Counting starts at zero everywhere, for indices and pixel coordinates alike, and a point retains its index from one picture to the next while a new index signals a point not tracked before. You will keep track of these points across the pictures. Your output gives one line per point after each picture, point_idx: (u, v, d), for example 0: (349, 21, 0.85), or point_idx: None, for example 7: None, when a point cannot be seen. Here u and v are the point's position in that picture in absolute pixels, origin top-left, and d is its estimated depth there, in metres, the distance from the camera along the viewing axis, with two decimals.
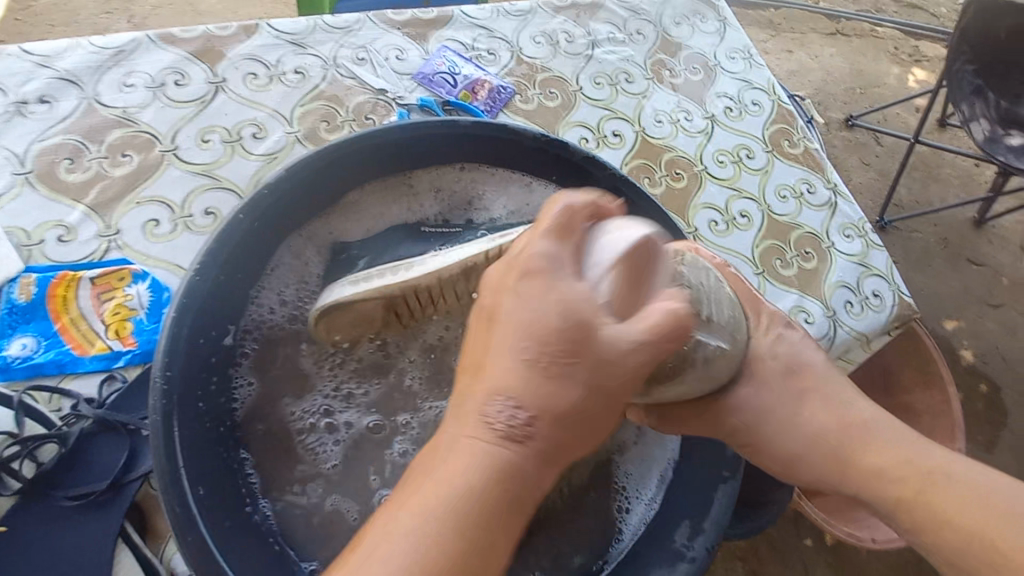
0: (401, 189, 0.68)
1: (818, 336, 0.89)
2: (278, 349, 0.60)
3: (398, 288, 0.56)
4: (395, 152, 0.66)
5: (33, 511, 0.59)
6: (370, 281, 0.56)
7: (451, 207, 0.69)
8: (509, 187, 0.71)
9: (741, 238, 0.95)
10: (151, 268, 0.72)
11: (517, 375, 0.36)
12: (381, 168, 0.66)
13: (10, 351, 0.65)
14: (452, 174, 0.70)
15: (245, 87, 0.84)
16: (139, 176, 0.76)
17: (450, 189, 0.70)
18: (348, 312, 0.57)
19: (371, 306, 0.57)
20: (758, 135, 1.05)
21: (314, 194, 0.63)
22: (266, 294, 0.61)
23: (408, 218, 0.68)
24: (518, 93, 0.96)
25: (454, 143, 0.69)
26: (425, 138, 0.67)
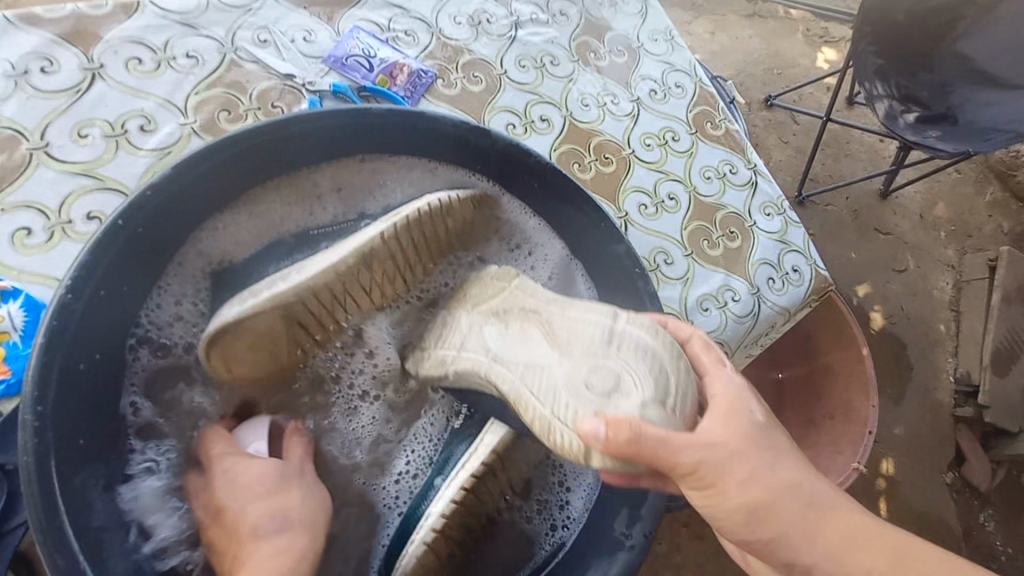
0: (304, 188, 0.64)
1: (743, 313, 0.92)
2: (177, 382, 0.57)
3: (295, 294, 0.52)
4: (295, 143, 0.60)
5: None
6: (261, 292, 0.52)
7: (353, 205, 0.66)
8: (410, 172, 0.68)
9: (670, 221, 0.96)
10: (24, 284, 0.63)
11: (294, 501, 0.54)
12: (280, 165, 0.61)
13: None
14: (351, 167, 0.66)
15: (129, 73, 0.75)
16: (3, 179, 0.66)
17: (349, 181, 0.66)
18: (241, 335, 0.53)
19: (265, 323, 0.53)
20: (682, 117, 1.07)
21: (204, 197, 0.57)
22: (153, 328, 0.56)
23: (305, 219, 0.64)
24: (440, 77, 0.92)
25: (364, 125, 0.63)
26: (335, 129, 0.61)
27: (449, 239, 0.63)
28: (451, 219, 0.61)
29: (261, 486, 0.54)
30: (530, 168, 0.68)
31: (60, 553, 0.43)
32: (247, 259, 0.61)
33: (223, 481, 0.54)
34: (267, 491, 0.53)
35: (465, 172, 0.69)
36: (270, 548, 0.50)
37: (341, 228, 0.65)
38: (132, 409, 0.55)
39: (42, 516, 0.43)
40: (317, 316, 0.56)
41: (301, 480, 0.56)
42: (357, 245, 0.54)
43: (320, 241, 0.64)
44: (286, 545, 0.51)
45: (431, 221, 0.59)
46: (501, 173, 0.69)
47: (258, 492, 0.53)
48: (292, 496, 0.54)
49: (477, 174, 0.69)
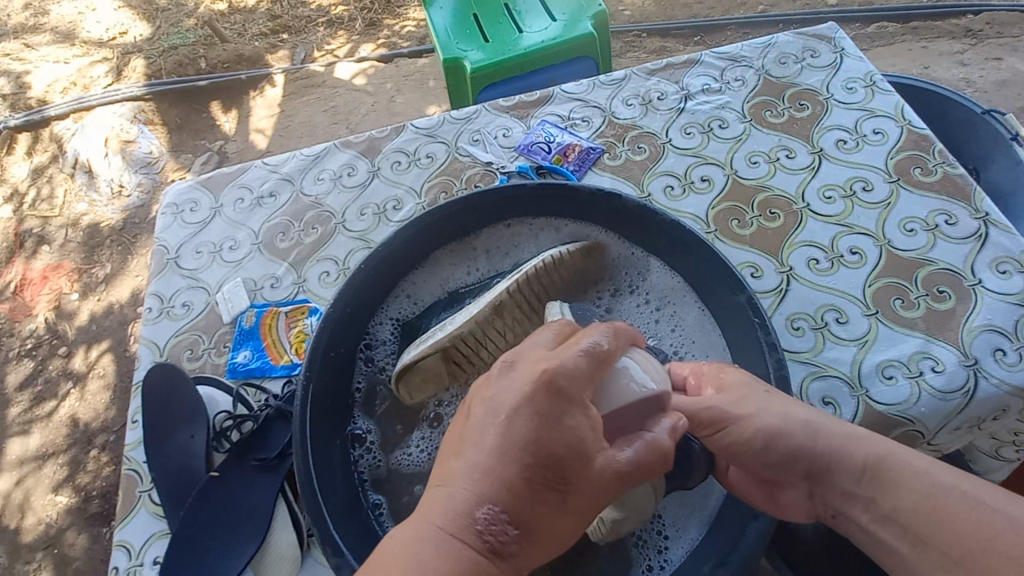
0: (467, 251, 0.89)
1: (950, 389, 0.76)
2: (379, 388, 0.81)
3: (447, 339, 0.73)
4: (466, 216, 0.87)
5: (235, 465, 0.82)
6: (426, 341, 0.75)
7: (497, 263, 0.88)
8: (542, 232, 0.88)
9: (849, 277, 0.87)
10: (321, 304, 1.00)
11: (507, 496, 0.45)
12: (457, 232, 0.87)
13: (238, 358, 0.96)
14: (501, 231, 0.88)
15: (392, 171, 1.12)
16: (320, 242, 1.07)
17: (497, 245, 0.89)
18: (416, 371, 0.75)
19: (433, 362, 0.74)
20: (879, 165, 0.97)
21: (409, 255, 0.86)
22: (373, 341, 0.83)
23: (463, 275, 0.88)
24: (607, 151, 1.07)
25: (513, 200, 0.86)
26: (492, 202, 0.86)
27: (567, 284, 0.79)
28: (566, 268, 0.79)
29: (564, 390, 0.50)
30: (650, 221, 0.80)
31: (303, 464, 0.70)
32: (426, 304, 0.86)
33: (482, 452, 0.47)
34: (549, 482, 0.47)
35: (588, 227, 0.85)
36: (431, 554, 0.43)
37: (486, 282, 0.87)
38: (356, 395, 0.80)
39: (299, 438, 0.71)
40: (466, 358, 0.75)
41: (521, 469, 0.46)
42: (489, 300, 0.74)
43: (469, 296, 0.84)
44: (487, 559, 0.44)
45: (550, 272, 0.78)
46: (627, 229, 0.82)
47: (492, 473, 0.46)
48: (522, 501, 0.46)
49: (597, 230, 0.85)
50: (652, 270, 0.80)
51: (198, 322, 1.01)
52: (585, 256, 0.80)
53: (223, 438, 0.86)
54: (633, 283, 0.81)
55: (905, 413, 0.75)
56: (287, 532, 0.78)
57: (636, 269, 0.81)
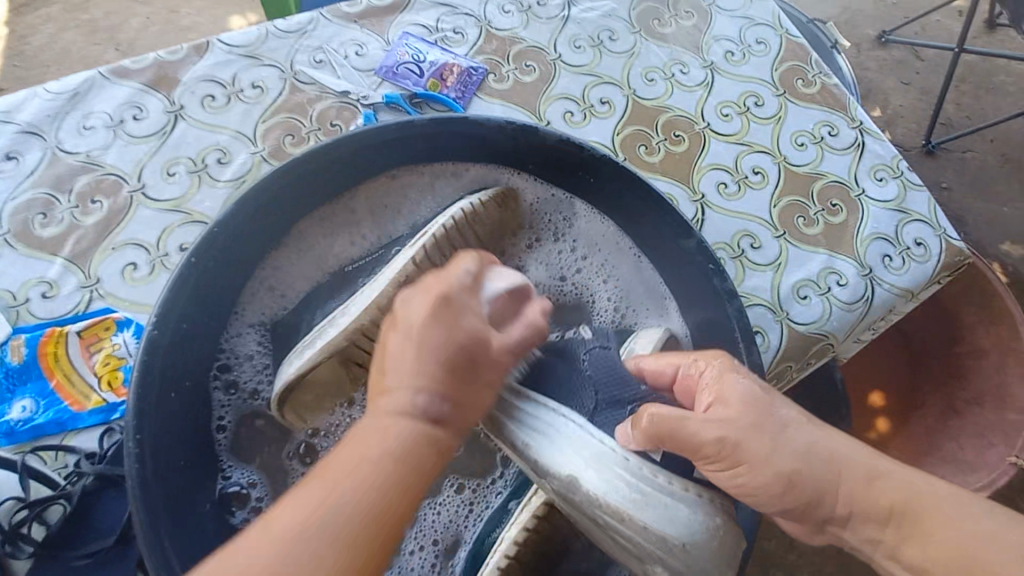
0: (342, 219, 0.67)
1: (852, 300, 0.80)
2: (258, 421, 0.62)
3: (343, 337, 0.57)
4: (333, 170, 0.63)
5: (51, 571, 0.59)
6: (306, 352, 0.58)
7: (386, 227, 0.69)
8: (438, 181, 0.69)
9: (756, 199, 0.85)
10: (135, 314, 0.71)
11: (431, 378, 0.43)
12: (322, 195, 0.65)
13: (11, 415, 0.66)
14: (383, 186, 0.68)
15: (204, 111, 0.81)
16: (111, 222, 0.75)
17: (380, 205, 0.68)
18: (305, 387, 0.59)
19: (325, 370, 0.59)
20: (766, 77, 0.94)
21: (259, 233, 0.61)
22: (232, 359, 0.62)
23: (344, 246, 0.68)
24: (492, 72, 0.88)
25: (395, 143, 0.64)
26: (369, 147, 0.62)
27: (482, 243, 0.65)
28: (477, 225, 0.64)
29: (454, 300, 0.47)
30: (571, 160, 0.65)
31: (164, 568, 0.48)
32: (299, 296, 0.66)
33: (408, 361, 0.44)
34: (462, 367, 0.45)
35: (496, 169, 0.68)
36: (378, 443, 0.40)
37: (377, 251, 0.68)
38: (220, 438, 0.59)
39: (148, 531, 0.48)
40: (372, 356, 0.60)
41: (445, 360, 0.44)
42: (389, 279, 0.58)
43: (358, 276, 0.65)
44: (426, 438, 0.42)
45: (459, 231, 0.63)
46: (548, 168, 0.66)
47: (426, 361, 0.43)
48: (444, 382, 0.44)
49: (508, 173, 0.68)
50: (578, 217, 0.68)
51: None
52: (502, 207, 0.65)
53: (16, 539, 0.60)
54: (557, 231, 0.69)
55: (822, 329, 0.78)
56: None
57: (561, 217, 0.69)
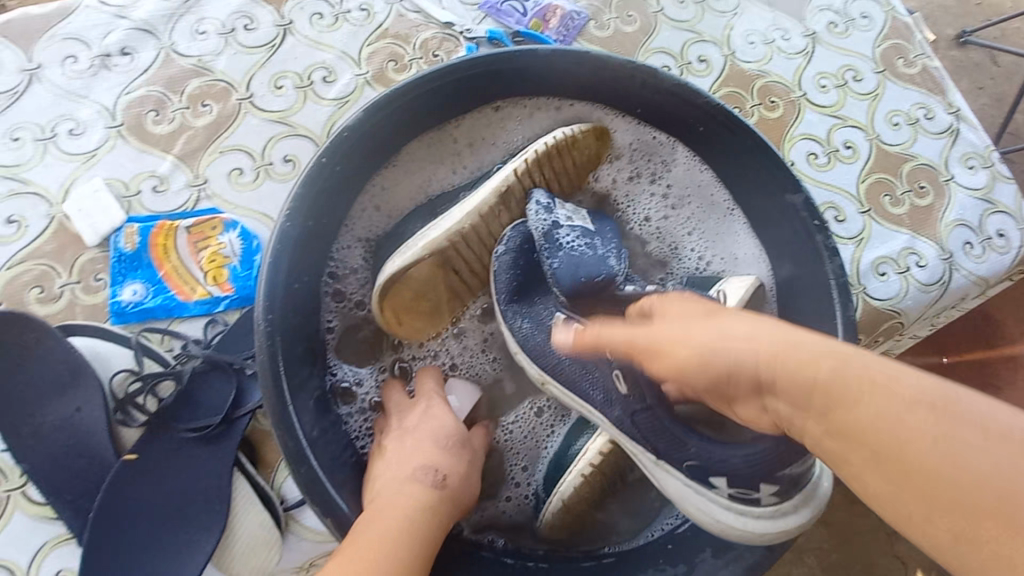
0: (448, 143, 0.68)
1: (930, 282, 0.80)
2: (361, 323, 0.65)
3: (445, 238, 0.58)
4: (451, 92, 0.64)
5: (158, 442, 0.61)
6: (413, 247, 0.58)
7: (485, 156, 0.70)
8: (541, 114, 0.69)
9: (846, 172, 0.85)
10: (239, 217, 0.73)
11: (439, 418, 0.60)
12: (434, 115, 0.65)
13: (123, 296, 0.68)
14: (490, 116, 0.68)
15: (312, 27, 0.82)
16: (220, 125, 0.76)
17: (484, 134, 0.69)
18: (404, 286, 0.59)
19: (425, 271, 0.59)
20: (867, 53, 0.93)
21: (376, 146, 0.62)
22: (341, 267, 0.64)
23: (445, 169, 0.69)
24: (594, 19, 0.88)
25: (508, 74, 0.64)
26: (485, 75, 0.64)
27: (578, 175, 0.66)
28: (579, 153, 0.64)
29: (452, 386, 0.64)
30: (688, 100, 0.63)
31: (288, 434, 0.53)
32: (403, 213, 0.67)
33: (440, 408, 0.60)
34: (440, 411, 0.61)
35: (599, 108, 0.68)
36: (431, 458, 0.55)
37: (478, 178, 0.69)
38: (327, 337, 0.62)
39: (273, 399, 0.53)
40: (468, 263, 0.61)
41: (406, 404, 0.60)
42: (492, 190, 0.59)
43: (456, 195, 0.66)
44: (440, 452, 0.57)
45: (560, 155, 0.62)
46: (654, 112, 0.66)
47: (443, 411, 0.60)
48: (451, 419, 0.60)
49: (610, 113, 0.68)
50: (677, 157, 0.69)
51: (43, 246, 0.69)
52: (600, 140, 0.65)
53: (131, 407, 0.63)
54: (654, 172, 0.70)
55: (895, 306, 0.79)
56: (257, 511, 0.61)
57: (656, 159, 0.70)
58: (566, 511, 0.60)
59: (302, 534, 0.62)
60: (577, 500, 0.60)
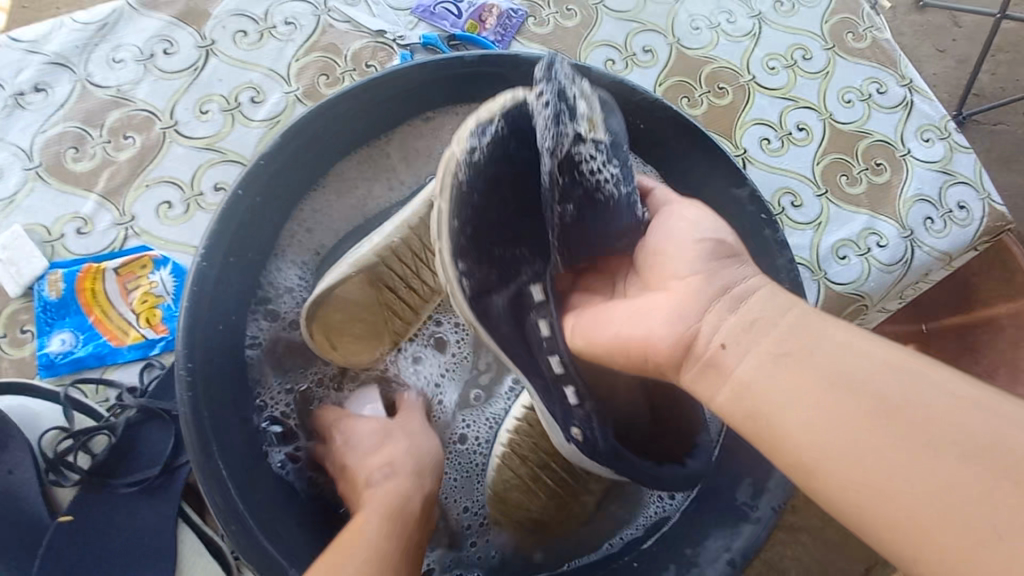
0: (379, 158, 0.65)
1: (892, 261, 0.78)
2: (298, 359, 0.60)
3: (374, 253, 0.55)
4: (376, 110, 0.61)
5: (96, 500, 0.58)
6: (341, 264, 0.56)
7: (424, 170, 0.66)
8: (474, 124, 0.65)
9: (800, 155, 0.83)
10: (171, 253, 0.70)
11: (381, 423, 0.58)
12: (359, 133, 0.62)
13: (52, 347, 0.64)
14: (419, 126, 0.64)
15: (236, 46, 0.78)
16: (145, 158, 0.73)
17: (417, 146, 0.65)
18: (333, 302, 0.56)
19: (354, 288, 0.56)
20: (816, 29, 0.90)
21: (301, 171, 0.60)
22: (270, 296, 0.59)
23: (380, 189, 0.65)
24: (531, 15, 0.85)
25: (434, 81, 0.62)
26: (412, 88, 0.61)
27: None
28: None
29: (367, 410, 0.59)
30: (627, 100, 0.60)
31: (218, 490, 0.50)
32: (339, 236, 0.63)
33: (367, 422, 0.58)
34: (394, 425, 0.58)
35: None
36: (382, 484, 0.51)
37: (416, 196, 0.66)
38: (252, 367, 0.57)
39: (199, 453, 0.50)
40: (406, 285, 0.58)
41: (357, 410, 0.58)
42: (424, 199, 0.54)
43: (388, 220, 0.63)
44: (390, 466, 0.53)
45: None
46: None
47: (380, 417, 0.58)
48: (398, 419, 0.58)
49: None
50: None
51: None
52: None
53: (62, 466, 0.59)
54: None
55: (858, 289, 0.77)
56: (206, 563, 0.58)
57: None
58: (502, 503, 0.59)
59: None
60: (512, 488, 0.59)
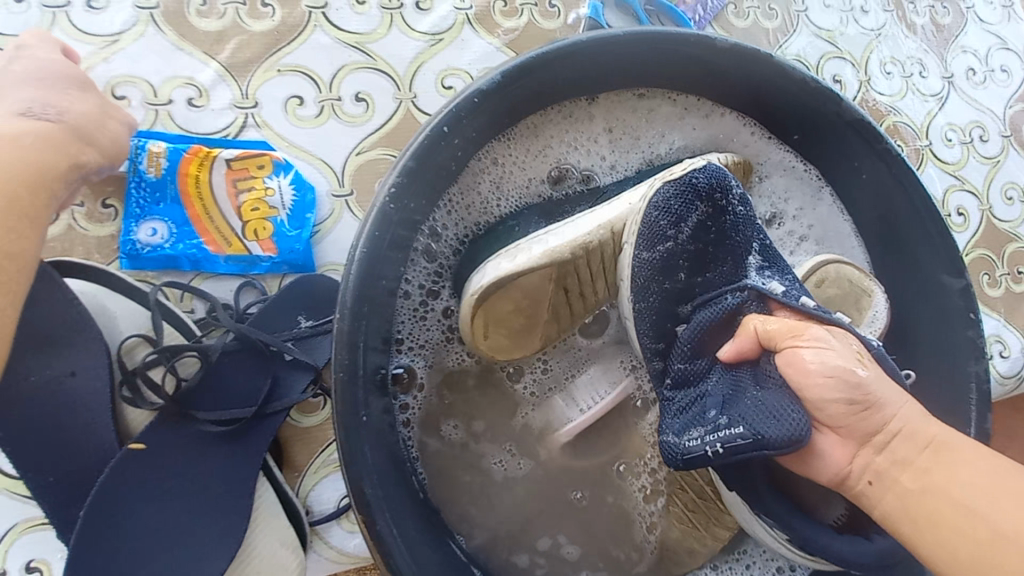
0: (579, 122, 0.55)
1: (1010, 375, 0.76)
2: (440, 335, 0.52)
3: (569, 250, 0.47)
4: (604, 74, 0.52)
5: (175, 432, 0.50)
6: (528, 250, 0.47)
7: (619, 154, 0.57)
8: (689, 118, 0.57)
9: (952, 241, 0.79)
10: (294, 159, 0.59)
11: None
12: (570, 95, 0.53)
13: (139, 236, 0.55)
14: (629, 102, 0.55)
15: None
16: (282, 36, 0.61)
17: (624, 123, 0.56)
18: (509, 293, 0.47)
19: (536, 280, 0.47)
20: (997, 112, 0.85)
21: (501, 120, 0.50)
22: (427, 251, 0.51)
23: (574, 161, 0.56)
24: (733, 4, 0.76)
25: (684, 58, 0.52)
26: (645, 60, 0.52)
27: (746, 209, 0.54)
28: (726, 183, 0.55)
29: None
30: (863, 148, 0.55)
31: (357, 471, 0.43)
32: (522, 199, 0.55)
33: None
34: None
35: (751, 125, 0.58)
36: None
37: (610, 180, 0.57)
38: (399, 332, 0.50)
39: (343, 421, 0.42)
40: (582, 283, 0.51)
41: None
42: (629, 204, 0.50)
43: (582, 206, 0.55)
44: None
45: None
46: (823, 143, 0.57)
47: None
48: None
49: (760, 133, 0.58)
50: (822, 202, 0.60)
51: None
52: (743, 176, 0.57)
53: (139, 382, 0.50)
54: (801, 206, 0.60)
55: None
56: (281, 530, 0.51)
57: (803, 197, 0.60)
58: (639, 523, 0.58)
59: (326, 554, 0.54)
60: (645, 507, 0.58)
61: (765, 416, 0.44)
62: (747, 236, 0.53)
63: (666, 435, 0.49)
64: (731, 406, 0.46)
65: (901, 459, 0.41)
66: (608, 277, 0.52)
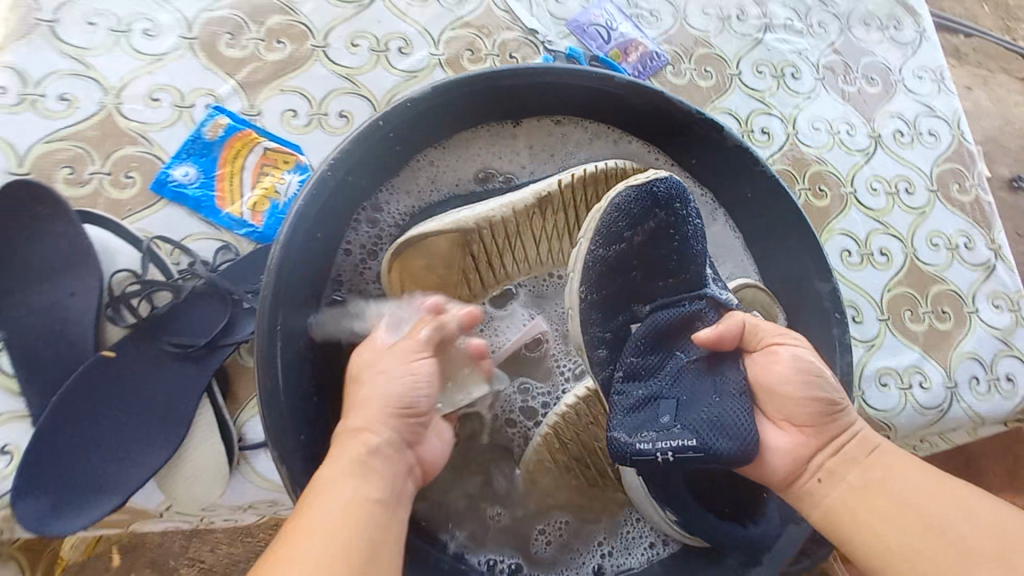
0: (505, 138, 0.68)
1: (929, 405, 0.79)
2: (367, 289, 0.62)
3: (473, 220, 0.58)
4: (522, 96, 0.64)
5: (141, 350, 0.61)
6: (442, 218, 0.59)
7: (539, 166, 0.69)
8: (597, 142, 0.69)
9: (874, 278, 0.85)
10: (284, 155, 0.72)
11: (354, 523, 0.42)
12: (495, 113, 0.65)
13: (174, 174, 0.70)
14: (547, 127, 0.68)
15: None
16: (288, 65, 0.77)
17: (543, 142, 0.69)
18: (422, 250, 0.58)
19: (446, 242, 0.58)
20: (925, 169, 0.93)
21: (434, 125, 0.62)
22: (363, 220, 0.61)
23: (500, 166, 0.68)
24: (671, 64, 0.90)
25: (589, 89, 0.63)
26: (557, 87, 0.63)
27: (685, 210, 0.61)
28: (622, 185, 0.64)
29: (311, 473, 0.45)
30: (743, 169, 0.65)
31: (267, 377, 0.51)
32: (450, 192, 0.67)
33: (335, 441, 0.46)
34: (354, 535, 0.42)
35: (654, 151, 0.68)
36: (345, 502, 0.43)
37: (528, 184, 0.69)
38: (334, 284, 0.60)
39: (264, 333, 0.51)
40: (486, 250, 0.61)
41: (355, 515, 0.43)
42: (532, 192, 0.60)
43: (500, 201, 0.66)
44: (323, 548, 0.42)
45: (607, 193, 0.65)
46: (711, 165, 0.66)
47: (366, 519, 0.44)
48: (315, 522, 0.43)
49: (663, 159, 0.69)
50: (716, 223, 0.68)
51: (86, 131, 0.70)
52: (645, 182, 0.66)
53: (122, 305, 0.62)
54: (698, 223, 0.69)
55: (888, 419, 0.78)
56: (212, 444, 0.60)
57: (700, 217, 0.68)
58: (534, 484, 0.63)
59: (250, 478, 0.61)
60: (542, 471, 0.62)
61: (716, 426, 0.47)
62: (704, 250, 0.59)
63: (618, 432, 0.51)
64: (685, 411, 0.49)
65: (850, 458, 0.47)
66: (510, 254, 0.62)
